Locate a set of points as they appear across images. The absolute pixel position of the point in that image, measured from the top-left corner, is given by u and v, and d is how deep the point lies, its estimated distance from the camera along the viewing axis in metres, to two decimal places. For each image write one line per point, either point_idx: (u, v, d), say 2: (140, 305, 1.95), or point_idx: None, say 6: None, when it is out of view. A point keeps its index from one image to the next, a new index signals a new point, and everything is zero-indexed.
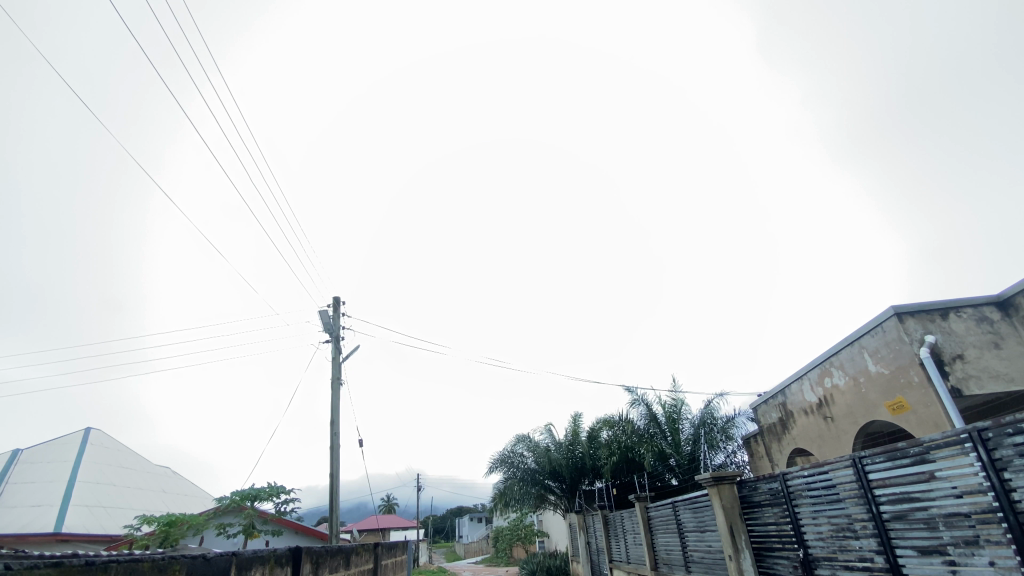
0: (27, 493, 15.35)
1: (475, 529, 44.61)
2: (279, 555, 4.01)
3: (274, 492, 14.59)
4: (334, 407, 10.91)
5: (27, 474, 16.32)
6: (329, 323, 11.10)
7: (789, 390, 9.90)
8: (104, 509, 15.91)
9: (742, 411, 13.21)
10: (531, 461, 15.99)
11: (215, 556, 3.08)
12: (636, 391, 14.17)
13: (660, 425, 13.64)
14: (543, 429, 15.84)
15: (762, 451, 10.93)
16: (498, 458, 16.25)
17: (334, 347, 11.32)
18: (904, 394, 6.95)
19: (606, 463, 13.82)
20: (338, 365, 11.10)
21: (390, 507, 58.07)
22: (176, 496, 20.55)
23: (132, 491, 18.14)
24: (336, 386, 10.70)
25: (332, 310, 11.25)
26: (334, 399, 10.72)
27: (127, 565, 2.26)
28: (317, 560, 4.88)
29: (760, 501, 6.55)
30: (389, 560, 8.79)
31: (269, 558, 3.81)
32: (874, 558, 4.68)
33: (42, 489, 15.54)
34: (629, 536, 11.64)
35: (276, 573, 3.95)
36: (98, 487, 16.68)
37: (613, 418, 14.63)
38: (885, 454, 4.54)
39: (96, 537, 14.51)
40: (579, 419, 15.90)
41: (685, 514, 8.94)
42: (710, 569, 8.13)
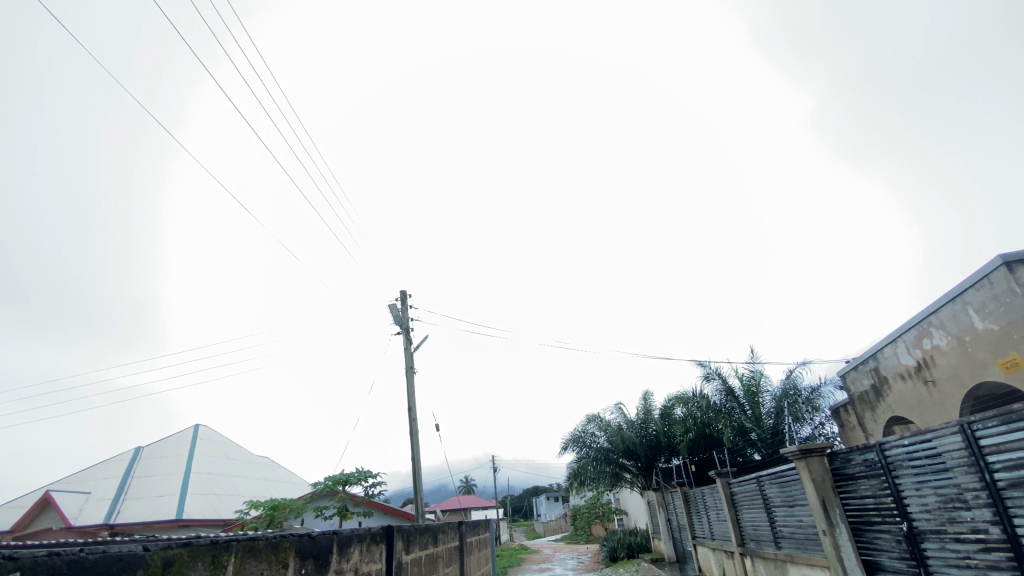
0: (151, 486, 17.31)
1: (553, 508, 45.34)
2: (374, 533, 4.29)
3: (363, 476, 15.55)
4: (410, 394, 11.41)
5: (151, 469, 18.40)
6: (398, 315, 11.57)
7: (882, 354, 9.17)
8: (215, 496, 17.67)
9: (829, 380, 12.40)
10: (604, 440, 15.93)
11: (320, 535, 3.34)
12: (709, 365, 13.67)
13: (738, 400, 13.10)
14: (614, 408, 15.70)
15: (854, 421, 10.22)
16: (570, 438, 16.29)
17: (405, 338, 11.81)
18: (1019, 350, 6.24)
19: (682, 440, 13.52)
20: (410, 354, 11.58)
21: (469, 488, 60.31)
22: (277, 483, 22.44)
23: (238, 480, 19.94)
24: (409, 374, 11.17)
25: (400, 303, 11.70)
26: (409, 387, 11.21)
27: (245, 544, 2.51)
28: (408, 539, 5.15)
29: (855, 473, 6.16)
30: (473, 538, 9.15)
31: (365, 536, 4.08)
32: (988, 530, 4.29)
33: (163, 481, 17.48)
34: (712, 513, 11.37)
35: (373, 549, 4.22)
36: (210, 477, 18.52)
37: (687, 394, 14.23)
38: (998, 417, 4.12)
39: (212, 521, 16.14)
40: (651, 397, 15.62)
41: (771, 488, 8.58)
42: (802, 545, 7.78)
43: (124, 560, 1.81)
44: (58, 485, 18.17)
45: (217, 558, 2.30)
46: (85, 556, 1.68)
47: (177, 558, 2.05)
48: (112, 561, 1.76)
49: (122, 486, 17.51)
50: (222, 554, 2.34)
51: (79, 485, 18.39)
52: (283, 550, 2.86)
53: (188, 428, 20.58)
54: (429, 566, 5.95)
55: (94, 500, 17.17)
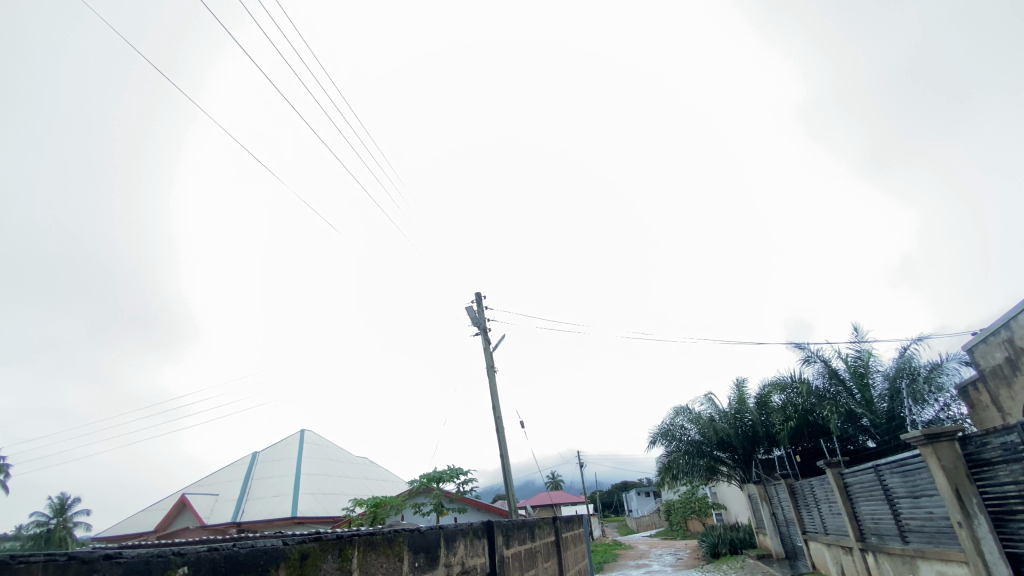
0: (269, 487, 19.05)
1: (644, 503, 44.34)
2: (476, 528, 4.42)
3: (455, 474, 16.12)
4: (493, 392, 11.64)
5: (266, 472, 20.24)
6: (476, 317, 11.82)
7: (1016, 322, 8.04)
8: (323, 495, 19.10)
9: (953, 355, 11.04)
10: (695, 432, 15.27)
11: (428, 530, 3.50)
12: (807, 347, 12.71)
13: (844, 382, 12.06)
14: (704, 399, 15.02)
15: (987, 400, 9.03)
16: (659, 432, 15.76)
17: (484, 339, 12.07)
18: None
19: (783, 429, 12.67)
20: (489, 354, 11.80)
21: (556, 484, 60.44)
22: (376, 481, 23.81)
23: (341, 479, 21.38)
24: (491, 374, 11.39)
25: (476, 304, 11.98)
26: (492, 386, 11.43)
27: (366, 539, 2.68)
28: (507, 533, 5.26)
29: (992, 458, 5.46)
30: (568, 533, 9.16)
31: (468, 531, 4.21)
32: None
33: (278, 482, 19.17)
34: (823, 506, 10.56)
35: (477, 544, 4.35)
36: (317, 477, 20.03)
37: (784, 380, 13.34)
38: None
39: (322, 518, 17.45)
40: (744, 384, 14.78)
41: (891, 478, 7.80)
42: (934, 539, 7.00)
43: (268, 553, 1.99)
44: (192, 488, 20.52)
45: (344, 552, 2.49)
46: (237, 550, 1.87)
47: (310, 552, 2.23)
48: (259, 555, 1.95)
49: (244, 488, 19.41)
50: (347, 547, 2.52)
51: (209, 488, 20.66)
52: (398, 544, 3.04)
53: (294, 433, 22.39)
54: (529, 560, 6.04)
55: (222, 501, 19.18)
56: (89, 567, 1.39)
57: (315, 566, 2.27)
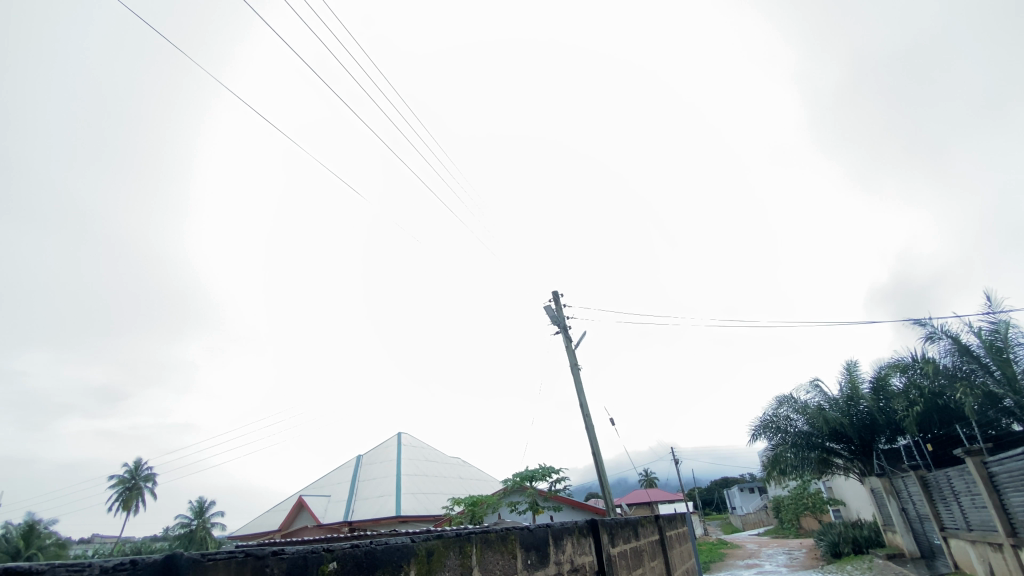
0: (374, 487, 20.32)
1: (749, 501, 41.82)
2: (581, 526, 4.42)
3: (547, 472, 16.25)
4: (580, 390, 11.56)
5: (371, 474, 21.60)
6: (555, 316, 11.79)
7: None
8: (423, 495, 20.01)
9: None
10: (802, 423, 14.18)
11: (536, 528, 3.56)
12: (929, 323, 11.34)
13: (979, 360, 10.58)
14: (810, 386, 13.91)
15: None
16: (761, 424, 14.78)
17: (565, 337, 12.02)
18: None
19: (907, 415, 11.42)
20: (572, 352, 11.73)
21: (651, 482, 58.61)
22: (471, 481, 24.48)
23: (439, 479, 22.23)
24: (576, 371, 11.33)
25: (554, 303, 11.97)
26: (578, 383, 11.36)
27: (482, 536, 2.78)
28: (611, 532, 5.20)
29: None
30: (673, 532, 8.90)
31: (573, 528, 4.23)
32: None
33: (381, 483, 20.37)
34: (964, 498, 9.35)
35: (583, 542, 4.36)
36: (416, 478, 21.04)
37: (903, 360, 12.02)
38: None
39: (424, 517, 18.26)
40: (855, 368, 13.50)
41: None
42: None
43: (401, 550, 2.14)
44: (307, 490, 22.38)
45: (463, 549, 2.60)
46: (375, 546, 2.01)
47: (435, 548, 2.36)
48: (393, 551, 2.09)
49: (352, 489, 20.84)
50: (466, 545, 2.63)
51: (321, 490, 22.42)
52: (510, 541, 3.12)
53: (392, 436, 23.71)
54: (635, 559, 5.94)
55: (334, 501, 20.71)
56: (262, 563, 1.51)
57: (440, 563, 2.40)
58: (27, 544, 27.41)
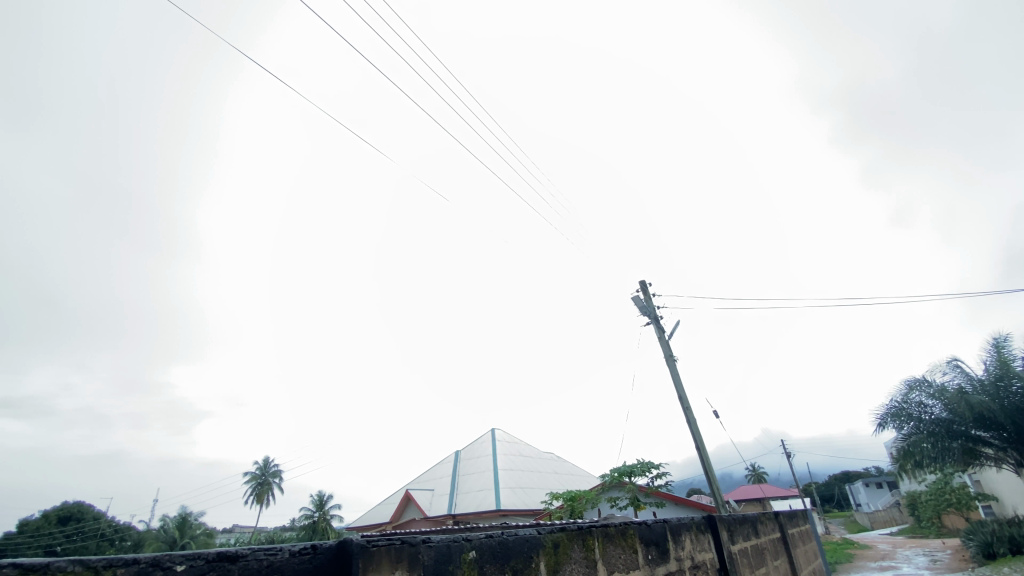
0: (474, 482, 21.06)
1: (877, 497, 37.84)
2: (699, 522, 4.28)
3: (647, 467, 15.87)
4: (678, 382, 11.12)
5: (470, 469, 22.43)
6: (644, 306, 11.40)
7: None
8: (521, 489, 20.37)
9: None
10: (941, 410, 12.57)
11: (654, 523, 3.48)
12: None
13: None
14: (947, 367, 12.30)
15: None
16: (889, 412, 13.29)
17: (657, 328, 11.60)
18: None
19: None
20: (666, 343, 11.29)
21: (760, 477, 55.00)
22: (567, 476, 24.51)
23: (535, 474, 22.51)
24: (671, 362, 10.90)
25: (642, 293, 11.54)
26: (675, 375, 10.93)
27: (602, 530, 2.78)
28: (731, 529, 4.98)
29: None
30: (795, 530, 8.36)
31: (691, 524, 4.09)
32: None
33: (480, 478, 21.06)
34: None
35: (703, 538, 4.21)
36: (512, 472, 21.50)
37: None
38: None
39: (524, 511, 18.60)
40: (1004, 344, 11.76)
41: None
42: None
43: (530, 541, 2.19)
44: (412, 485, 23.70)
45: (587, 542, 2.61)
46: (507, 536, 2.07)
47: (560, 541, 2.38)
48: (523, 542, 2.15)
49: (453, 484, 21.77)
50: (588, 538, 2.64)
51: (425, 484, 23.64)
52: (631, 536, 3.08)
53: (487, 432, 24.47)
54: (757, 557, 5.64)
55: (437, 495, 21.75)
56: (416, 551, 1.58)
57: (566, 554, 2.43)
58: (183, 533, 31.52)
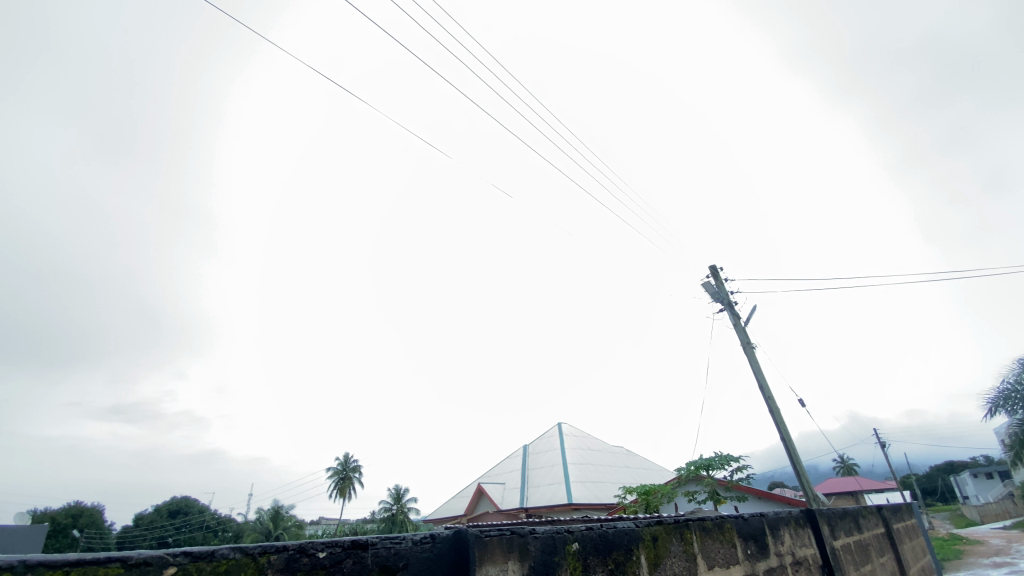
0: (544, 476, 21.14)
1: (989, 488, 34.22)
2: (797, 517, 4.03)
3: (726, 460, 15.23)
4: (757, 369, 10.55)
5: (539, 463, 22.55)
6: (716, 292, 10.92)
7: None
8: (592, 483, 20.21)
9: None
10: None
11: (751, 517, 3.32)
12: None
13: None
14: None
15: None
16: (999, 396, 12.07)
17: (732, 314, 11.07)
18: None
19: None
20: (742, 329, 10.74)
21: (850, 469, 51.22)
22: (639, 470, 24.01)
23: (606, 468, 22.24)
24: (749, 349, 10.38)
25: (713, 279, 11.03)
26: (753, 362, 10.38)
27: (700, 524, 2.68)
28: (831, 523, 4.67)
29: None
30: (900, 524, 7.72)
31: (789, 518, 3.87)
32: None
33: (550, 472, 21.11)
34: None
35: (802, 533, 3.97)
36: (583, 466, 21.37)
37: None
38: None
39: (596, 505, 18.44)
40: None
41: None
42: None
43: (628, 534, 2.15)
44: (484, 479, 24.16)
45: (685, 536, 2.54)
46: (607, 529, 2.05)
47: (658, 534, 2.33)
48: (622, 534, 2.12)
49: (523, 478, 21.97)
50: (686, 531, 2.56)
51: (496, 478, 24.03)
52: (728, 530, 2.96)
53: (555, 426, 24.48)
54: (862, 554, 5.27)
55: (509, 489, 22.05)
56: (524, 540, 1.59)
57: (665, 548, 2.38)
58: (276, 524, 33.98)
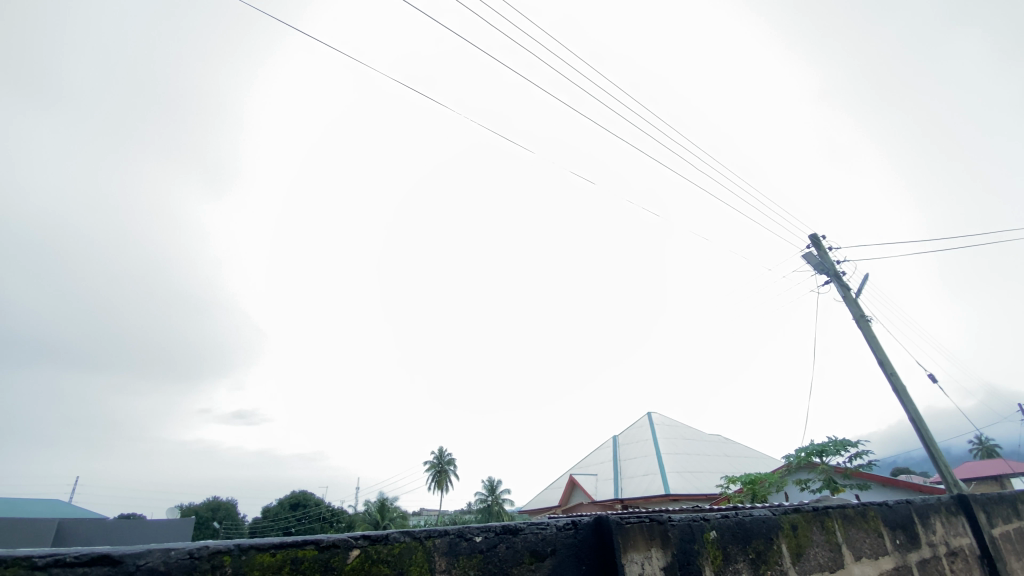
0: (638, 466, 20.66)
1: None
2: (948, 503, 3.60)
3: (842, 445, 14.00)
4: (875, 344, 9.55)
5: (632, 453, 22.07)
6: (820, 263, 10.02)
7: None
8: (690, 474, 19.45)
9: None
10: None
11: (896, 504, 3.00)
12: None
13: None
14: None
15: None
16: None
17: (840, 285, 10.11)
18: None
19: None
20: (854, 302, 9.78)
21: (990, 450, 45.17)
22: (740, 459, 22.74)
23: (703, 457, 21.28)
24: (864, 323, 9.43)
25: (815, 249, 10.11)
26: (870, 336, 9.42)
27: (841, 512, 2.47)
28: (987, 510, 4.12)
29: None
30: None
31: (939, 506, 3.46)
32: None
33: (644, 462, 20.57)
34: None
35: (955, 522, 3.54)
36: (678, 456, 20.62)
37: None
38: None
39: (696, 496, 17.71)
40: None
41: None
42: None
43: (767, 523, 2.02)
44: (576, 470, 24.09)
45: (826, 525, 2.36)
46: (743, 517, 1.94)
47: (798, 522, 2.18)
48: (761, 524, 2.00)
49: (616, 469, 21.61)
50: (826, 520, 2.38)
51: (588, 469, 23.86)
52: (873, 518, 2.71)
53: (645, 416, 23.81)
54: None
55: (602, 480, 21.79)
56: (665, 528, 1.54)
57: (807, 538, 2.21)
58: (383, 515, 36.26)
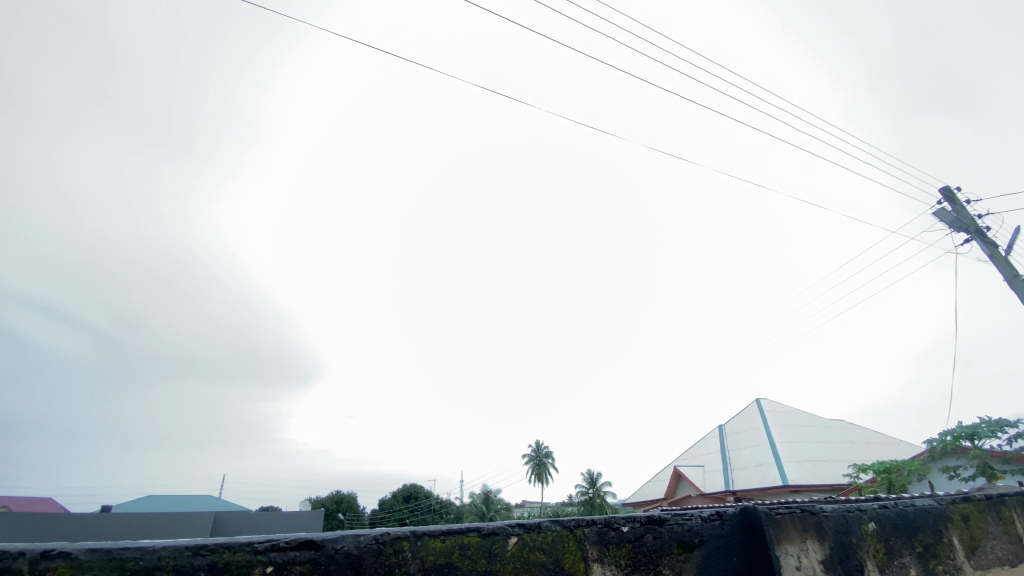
0: (750, 456, 19.39)
1: None
2: None
3: (998, 427, 12.16)
4: None
5: (741, 443, 20.76)
6: (956, 219, 8.74)
7: None
8: (810, 463, 17.92)
9: None
10: None
11: None
12: None
13: None
14: None
15: None
16: None
17: (984, 243, 8.75)
18: None
19: None
20: (1004, 260, 8.42)
21: None
22: (868, 446, 20.54)
23: (825, 445, 19.49)
24: (1020, 283, 8.08)
25: (949, 204, 8.84)
26: None
27: (1019, 500, 2.14)
28: None
29: None
30: None
31: None
32: None
33: (756, 452, 19.27)
34: None
35: None
36: (795, 444, 19.07)
37: None
38: None
39: (820, 487, 16.30)
40: None
41: None
42: None
43: (932, 513, 1.81)
44: (680, 461, 23.18)
45: (1002, 514, 2.06)
46: (905, 507, 1.75)
47: (969, 513, 1.92)
48: (924, 514, 1.79)
49: (725, 460, 20.46)
50: (1003, 509, 2.08)
51: (694, 460, 22.84)
52: None
53: (753, 402, 22.28)
54: None
55: (710, 472, 20.76)
56: (819, 520, 1.44)
57: (982, 529, 1.95)
58: (488, 506, 37.47)
